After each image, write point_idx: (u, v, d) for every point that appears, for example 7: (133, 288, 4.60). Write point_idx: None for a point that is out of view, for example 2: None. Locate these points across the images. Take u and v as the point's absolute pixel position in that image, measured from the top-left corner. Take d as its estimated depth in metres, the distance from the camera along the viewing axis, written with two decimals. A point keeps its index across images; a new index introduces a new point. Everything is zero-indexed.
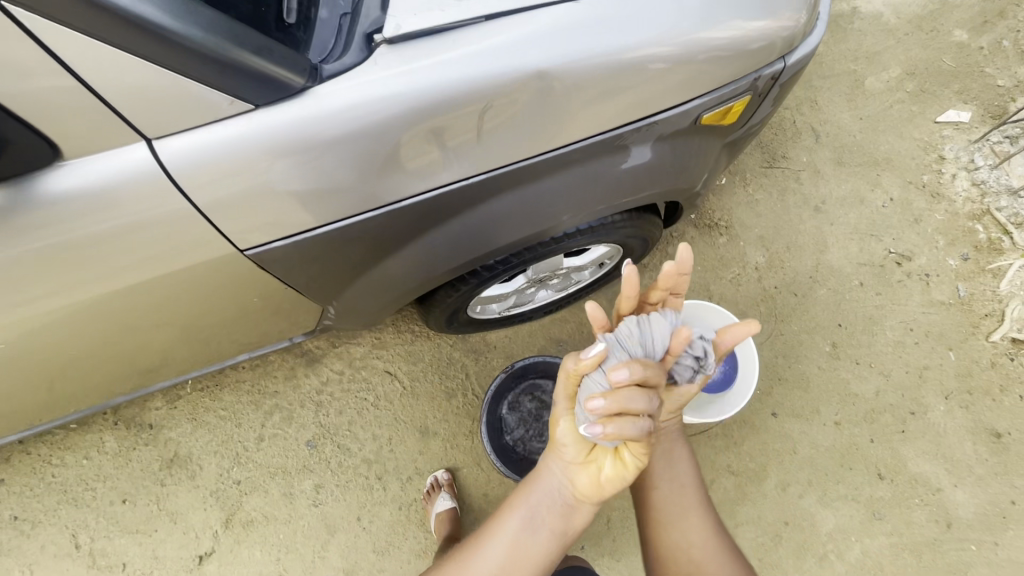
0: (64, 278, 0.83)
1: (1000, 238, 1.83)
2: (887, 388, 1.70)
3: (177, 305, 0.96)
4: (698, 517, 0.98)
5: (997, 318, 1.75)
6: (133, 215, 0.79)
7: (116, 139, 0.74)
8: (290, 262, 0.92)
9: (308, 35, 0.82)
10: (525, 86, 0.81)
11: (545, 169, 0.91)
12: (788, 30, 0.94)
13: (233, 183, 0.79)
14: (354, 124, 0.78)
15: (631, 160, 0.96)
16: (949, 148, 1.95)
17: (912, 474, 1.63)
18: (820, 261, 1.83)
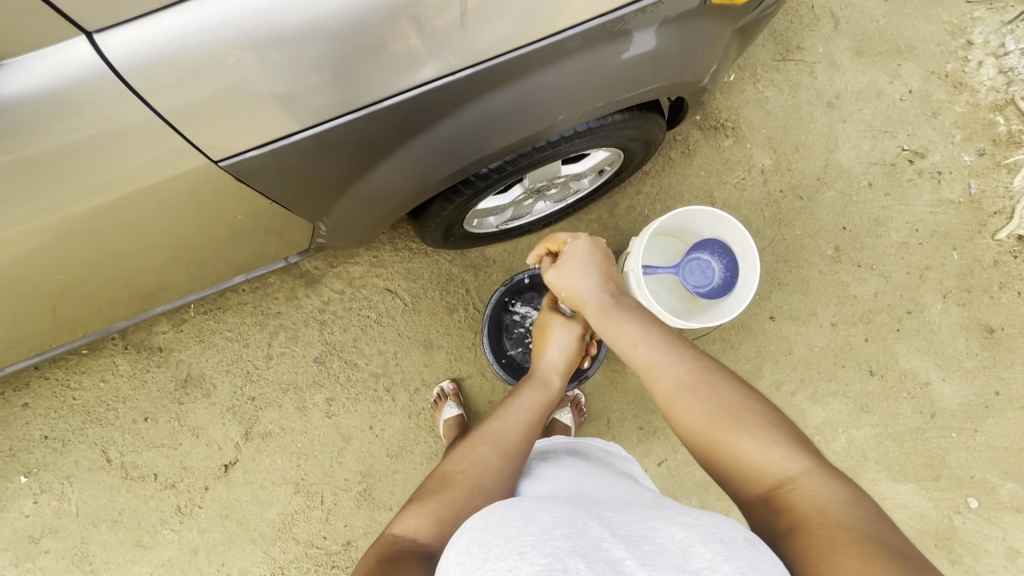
0: (34, 199, 0.79)
1: (1020, 130, 1.74)
2: (886, 289, 1.71)
3: (163, 225, 0.93)
4: (662, 370, 0.85)
5: (1007, 215, 1.71)
6: (93, 125, 0.73)
7: (55, 34, 0.69)
8: (270, 174, 0.87)
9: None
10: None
11: (538, 61, 0.84)
12: None
13: (192, 83, 0.73)
14: (319, 9, 0.70)
15: (634, 49, 0.88)
16: (979, 31, 1.80)
17: (902, 370, 1.69)
18: (829, 161, 1.76)
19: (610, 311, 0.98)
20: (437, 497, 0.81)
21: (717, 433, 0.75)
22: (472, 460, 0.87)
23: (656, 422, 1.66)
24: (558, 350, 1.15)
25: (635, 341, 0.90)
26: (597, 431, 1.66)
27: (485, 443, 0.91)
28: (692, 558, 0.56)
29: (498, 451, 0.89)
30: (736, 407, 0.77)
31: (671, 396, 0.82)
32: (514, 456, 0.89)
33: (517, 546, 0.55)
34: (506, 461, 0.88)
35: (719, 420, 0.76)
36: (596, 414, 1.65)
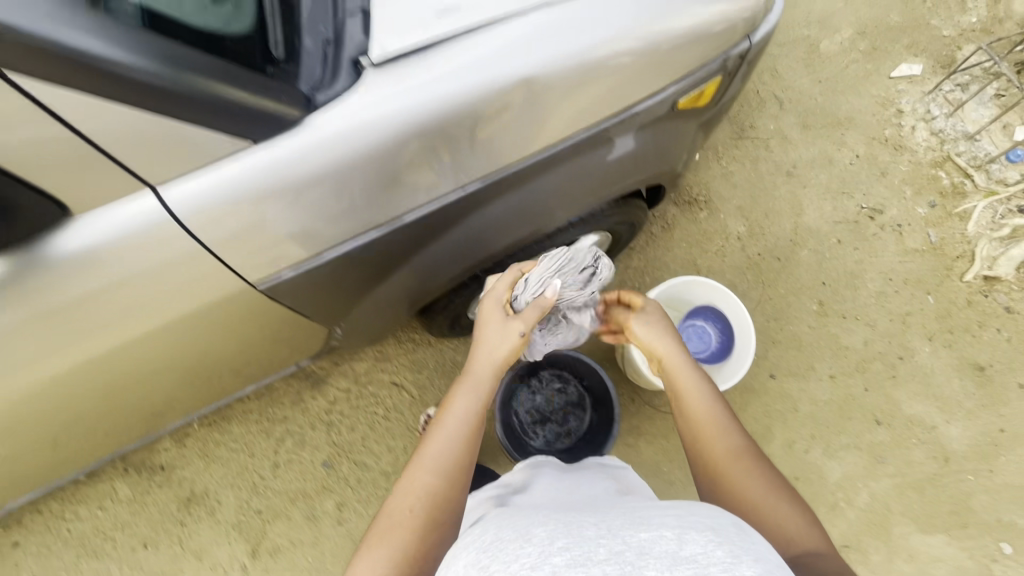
0: (72, 343, 0.80)
1: (963, 182, 1.90)
2: (875, 337, 1.78)
3: (193, 349, 0.96)
4: (727, 434, 0.85)
5: (969, 259, 1.82)
6: (140, 270, 0.75)
7: (124, 189, 0.70)
8: (300, 292, 0.92)
9: (293, 62, 0.75)
10: (530, 92, 0.80)
11: (536, 170, 0.93)
12: (748, 11, 0.92)
13: (243, 224, 0.76)
14: (360, 154, 0.76)
15: (616, 151, 0.98)
16: (906, 101, 2.02)
17: (907, 416, 1.71)
18: (798, 223, 1.90)
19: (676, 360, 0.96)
20: (383, 541, 0.74)
21: (767, 507, 0.75)
22: (416, 495, 0.78)
23: (675, 495, 1.64)
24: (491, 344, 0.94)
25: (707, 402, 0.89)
26: None
27: (424, 470, 0.81)
28: (686, 545, 0.53)
29: (444, 477, 0.80)
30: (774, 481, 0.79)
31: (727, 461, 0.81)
32: (460, 474, 0.81)
33: (515, 569, 0.51)
34: (451, 486, 0.80)
35: (778, 497, 0.76)
36: None
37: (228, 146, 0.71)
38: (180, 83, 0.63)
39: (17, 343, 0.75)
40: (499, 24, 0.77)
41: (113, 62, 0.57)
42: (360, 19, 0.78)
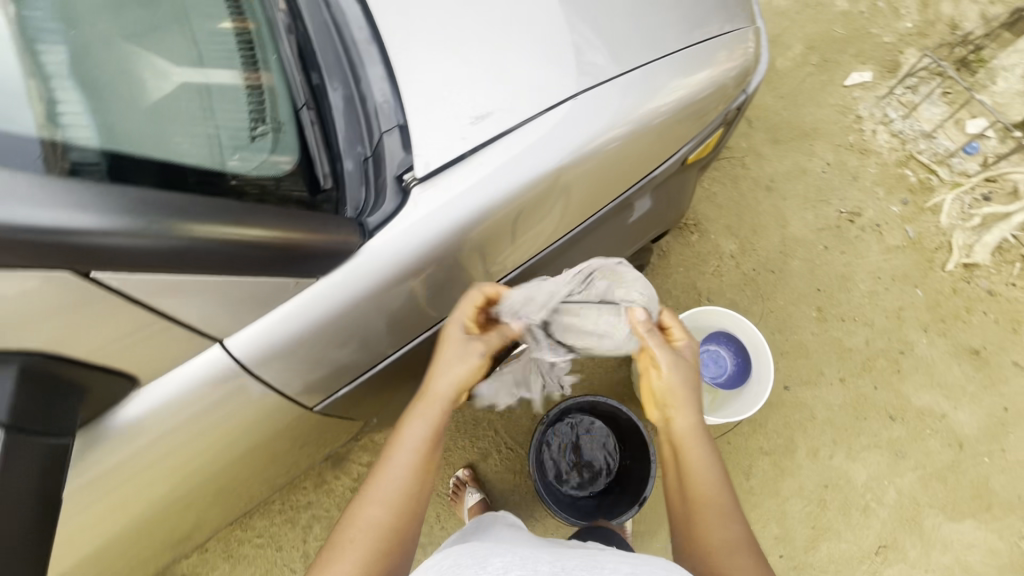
0: (123, 493, 0.77)
1: (929, 177, 2.01)
2: (875, 336, 1.84)
3: (237, 469, 0.93)
4: (726, 523, 0.81)
5: (947, 249, 1.92)
6: (194, 414, 0.75)
7: (189, 349, 0.70)
8: (352, 399, 0.95)
9: (338, 188, 0.77)
10: (562, 182, 0.82)
11: (568, 246, 0.97)
12: (734, 68, 0.98)
13: (303, 354, 0.78)
14: (415, 269, 0.77)
15: (637, 212, 1.03)
16: (864, 107, 2.14)
17: (918, 408, 1.77)
18: (785, 235, 1.97)
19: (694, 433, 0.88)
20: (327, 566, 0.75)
21: None
22: (362, 527, 0.78)
23: None
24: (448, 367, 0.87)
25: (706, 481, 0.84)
26: (659, 546, 1.63)
27: (374, 503, 0.80)
28: None
29: (394, 512, 0.80)
30: None
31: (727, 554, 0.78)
32: (408, 512, 0.81)
33: None
34: (400, 517, 0.80)
35: None
36: (654, 527, 1.64)
37: (295, 288, 0.71)
38: (223, 242, 0.60)
39: (81, 507, 0.74)
40: (534, 120, 0.78)
41: (147, 242, 0.54)
42: (398, 133, 0.77)
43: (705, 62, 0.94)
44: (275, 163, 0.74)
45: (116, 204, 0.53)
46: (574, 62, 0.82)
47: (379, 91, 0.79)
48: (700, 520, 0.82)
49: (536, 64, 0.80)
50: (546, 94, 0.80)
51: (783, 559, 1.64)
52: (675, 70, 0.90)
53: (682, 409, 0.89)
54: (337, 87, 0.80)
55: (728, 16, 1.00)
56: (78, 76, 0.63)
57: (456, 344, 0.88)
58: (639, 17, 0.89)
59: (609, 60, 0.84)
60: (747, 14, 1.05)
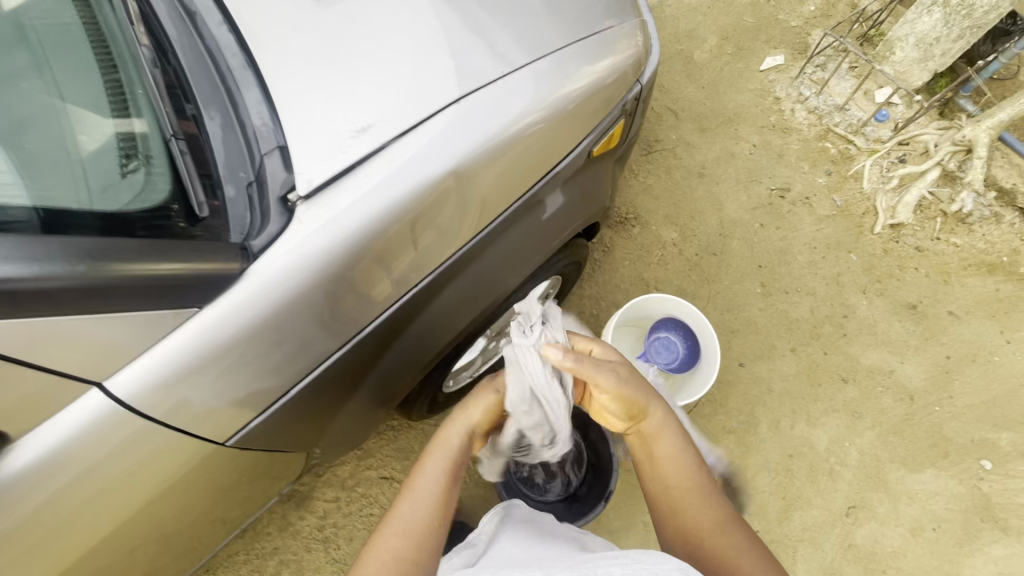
0: (29, 561, 0.72)
1: (848, 147, 2.09)
2: (818, 304, 1.90)
3: (165, 523, 0.88)
4: (708, 506, 0.82)
5: (874, 213, 2.00)
6: (89, 466, 0.70)
7: (67, 396, 0.66)
8: (273, 432, 0.90)
9: (213, 217, 0.74)
10: (457, 183, 0.83)
11: (482, 248, 0.97)
12: (631, 57, 1.03)
13: (203, 389, 0.74)
14: (309, 286, 0.76)
15: (549, 209, 1.05)
16: (780, 88, 2.23)
17: (867, 367, 1.83)
18: (721, 217, 2.03)
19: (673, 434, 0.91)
20: None
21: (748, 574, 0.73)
22: (383, 558, 0.71)
23: None
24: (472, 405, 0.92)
25: (717, 507, 0.82)
26: (637, 540, 1.62)
27: (395, 535, 0.74)
28: None
29: (418, 541, 0.74)
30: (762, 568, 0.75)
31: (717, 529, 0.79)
32: (434, 544, 0.76)
33: None
34: (423, 550, 0.74)
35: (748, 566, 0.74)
36: (630, 521, 1.63)
37: (173, 319, 0.70)
38: (123, 279, 0.63)
39: None
40: (416, 129, 0.80)
41: (70, 281, 0.59)
42: (278, 154, 0.77)
43: (609, 49, 0.99)
44: (154, 193, 0.72)
45: (17, 253, 0.56)
46: (455, 68, 0.85)
47: (258, 117, 0.78)
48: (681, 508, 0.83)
49: (416, 74, 0.83)
50: (428, 102, 0.82)
51: (759, 534, 1.65)
52: (561, 67, 0.92)
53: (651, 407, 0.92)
54: (214, 116, 0.78)
55: (613, 13, 1.04)
56: None
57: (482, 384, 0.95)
58: (519, 23, 0.93)
59: (491, 64, 0.87)
60: (634, 9, 1.09)
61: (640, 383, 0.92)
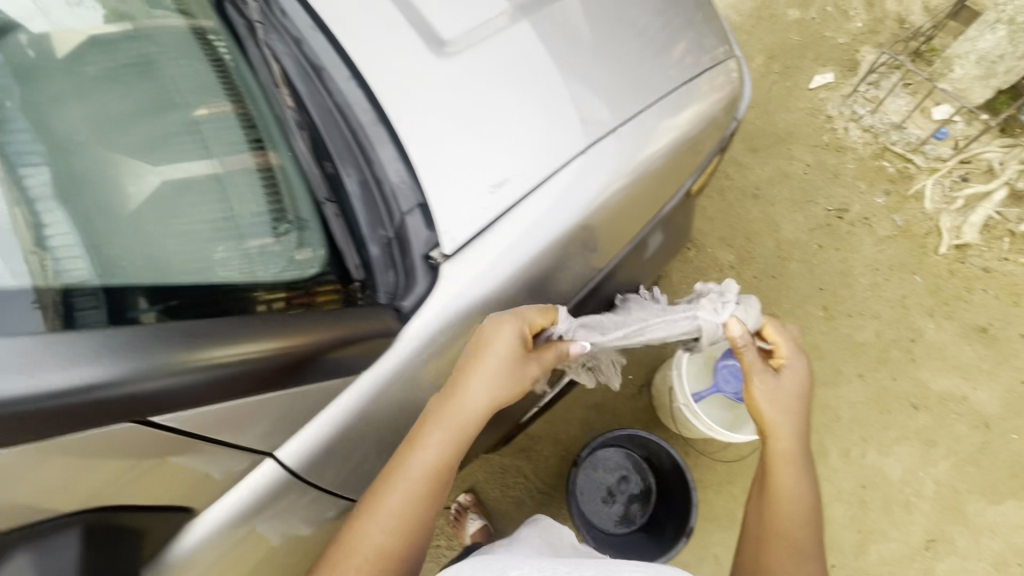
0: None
1: (907, 166, 2.05)
2: (884, 327, 1.86)
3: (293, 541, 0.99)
4: (797, 562, 0.86)
5: (937, 233, 1.96)
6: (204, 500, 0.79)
7: (176, 464, 0.72)
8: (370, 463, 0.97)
9: (369, 275, 0.88)
10: (571, 237, 0.92)
11: (592, 289, 1.05)
12: (723, 99, 1.09)
13: (355, 424, 0.86)
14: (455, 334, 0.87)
15: (649, 246, 1.12)
16: (832, 107, 2.20)
17: (938, 393, 1.78)
18: (779, 239, 2.00)
19: (789, 473, 0.92)
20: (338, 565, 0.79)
21: None
22: (368, 541, 0.80)
23: None
24: (479, 389, 0.84)
25: (806, 575, 0.84)
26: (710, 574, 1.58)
27: (385, 520, 0.81)
28: None
29: (399, 530, 0.81)
30: None
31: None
32: (416, 530, 0.82)
33: None
34: (407, 536, 0.82)
35: None
36: (702, 554, 1.60)
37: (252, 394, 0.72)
38: (206, 376, 0.65)
39: None
40: (540, 188, 0.90)
41: (147, 386, 0.60)
42: (419, 212, 0.86)
43: (699, 96, 1.06)
44: (307, 266, 0.86)
45: (101, 351, 0.58)
46: (565, 130, 0.93)
47: (393, 170, 0.87)
48: (771, 545, 0.88)
49: (530, 135, 0.91)
50: (541, 162, 0.91)
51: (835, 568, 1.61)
52: (658, 124, 1.00)
53: (783, 433, 0.94)
54: (352, 171, 0.88)
55: (705, 58, 1.09)
56: (58, 195, 0.73)
57: (498, 358, 0.84)
58: (615, 76, 0.99)
59: (597, 124, 0.95)
60: (725, 55, 1.14)
61: (798, 407, 0.96)
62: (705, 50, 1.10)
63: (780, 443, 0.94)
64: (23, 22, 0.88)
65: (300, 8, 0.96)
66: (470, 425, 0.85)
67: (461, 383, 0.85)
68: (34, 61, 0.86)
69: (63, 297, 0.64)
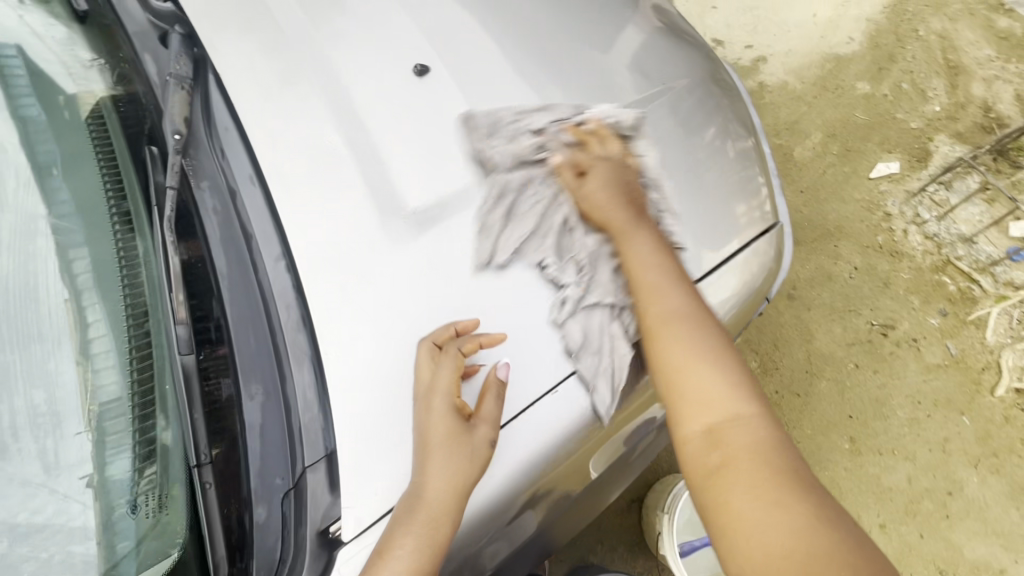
0: None
1: (970, 287, 1.83)
2: (918, 473, 1.64)
3: None
4: (674, 296, 0.84)
5: (995, 369, 1.74)
6: None
7: None
8: None
9: (247, 533, 0.78)
10: (592, 437, 0.89)
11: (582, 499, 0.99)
12: (756, 277, 1.03)
13: None
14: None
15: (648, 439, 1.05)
16: (892, 203, 1.96)
17: (972, 561, 1.57)
18: (810, 350, 1.79)
19: (639, 238, 0.91)
20: None
21: (707, 370, 0.77)
22: None
23: None
24: (437, 475, 0.78)
25: (682, 301, 0.84)
26: None
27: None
28: None
29: None
30: (727, 362, 0.78)
31: (666, 323, 0.82)
32: None
33: None
34: None
35: (705, 368, 0.77)
36: None
37: None
38: None
39: None
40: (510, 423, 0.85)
41: None
42: (323, 468, 0.78)
43: (726, 277, 1.00)
44: (163, 546, 0.76)
45: None
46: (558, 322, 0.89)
47: (304, 398, 0.80)
48: (646, 302, 0.86)
49: (515, 324, 0.88)
50: (529, 381, 0.87)
51: None
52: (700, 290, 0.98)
53: (632, 237, 0.92)
54: (255, 393, 0.82)
55: (740, 177, 1.06)
56: (103, 294, 0.83)
57: (449, 438, 0.80)
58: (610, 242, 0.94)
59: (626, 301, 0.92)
60: (759, 163, 1.11)
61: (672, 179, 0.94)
62: (738, 169, 1.07)
63: (631, 247, 0.91)
64: (59, 83, 0.99)
65: (244, 157, 0.92)
66: (442, 512, 0.77)
67: (422, 473, 0.79)
68: (66, 121, 0.95)
69: (95, 415, 0.77)
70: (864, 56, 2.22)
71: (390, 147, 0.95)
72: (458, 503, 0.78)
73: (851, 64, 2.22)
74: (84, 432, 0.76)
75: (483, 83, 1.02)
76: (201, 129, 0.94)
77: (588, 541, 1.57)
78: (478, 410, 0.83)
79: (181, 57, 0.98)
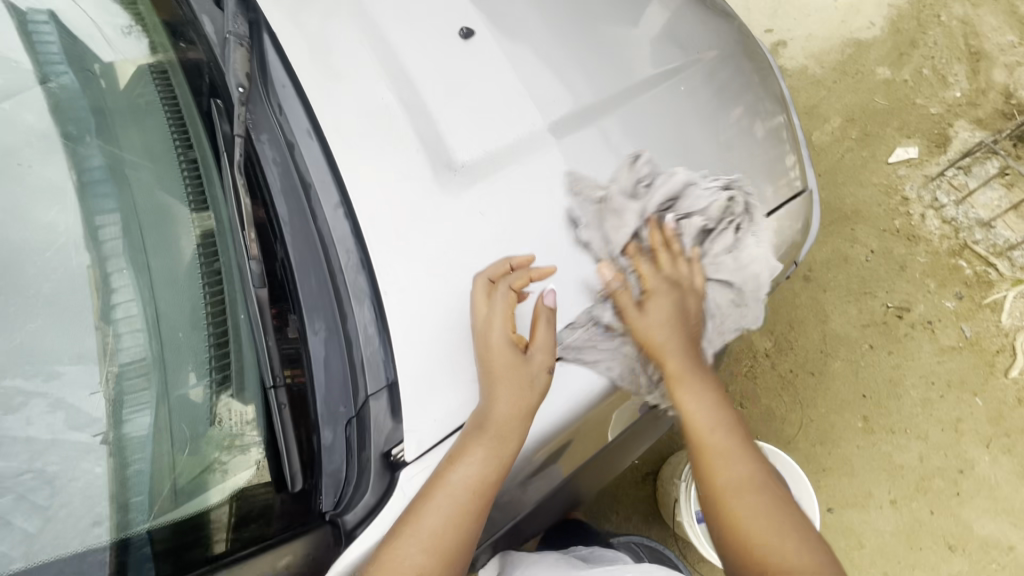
0: None
1: (986, 271, 1.84)
2: (930, 451, 1.67)
3: None
4: (733, 463, 0.86)
5: (1009, 352, 1.75)
6: None
7: None
8: None
9: (317, 454, 0.85)
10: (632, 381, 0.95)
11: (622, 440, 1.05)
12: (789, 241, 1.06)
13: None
14: None
15: None
16: (910, 187, 1.97)
17: (981, 538, 1.61)
18: (825, 331, 1.81)
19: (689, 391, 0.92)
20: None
21: (782, 543, 0.78)
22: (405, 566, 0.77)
23: None
24: (503, 399, 0.83)
25: (750, 466, 0.86)
26: None
27: (421, 542, 0.78)
28: None
29: (434, 555, 0.78)
30: (798, 523, 0.80)
31: (732, 492, 0.84)
32: (456, 545, 0.80)
33: None
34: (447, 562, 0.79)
35: (782, 537, 0.78)
36: None
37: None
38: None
39: None
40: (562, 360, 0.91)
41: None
42: (385, 395, 0.83)
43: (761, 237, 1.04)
44: (203, 493, 0.80)
45: None
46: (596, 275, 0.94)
47: (365, 334, 0.85)
48: (710, 467, 0.87)
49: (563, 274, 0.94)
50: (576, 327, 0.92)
51: None
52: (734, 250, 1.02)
53: (688, 382, 0.93)
54: (319, 328, 0.87)
55: (769, 155, 1.08)
56: (132, 248, 0.85)
57: (514, 368, 0.85)
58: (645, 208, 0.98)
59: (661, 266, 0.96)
60: (789, 141, 1.12)
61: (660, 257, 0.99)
62: (768, 147, 1.09)
63: (686, 402, 0.92)
64: (94, 52, 1.03)
65: (302, 111, 0.95)
66: (509, 435, 0.83)
67: (489, 395, 0.84)
68: (104, 89, 0.99)
69: (117, 380, 0.76)
70: (885, 40, 2.22)
71: (435, 107, 0.98)
72: (518, 427, 0.84)
73: (872, 49, 2.21)
74: (100, 392, 0.75)
75: (525, 47, 1.05)
76: (259, 85, 0.98)
77: (605, 509, 1.61)
78: (534, 337, 0.89)
79: (239, 18, 1.01)
